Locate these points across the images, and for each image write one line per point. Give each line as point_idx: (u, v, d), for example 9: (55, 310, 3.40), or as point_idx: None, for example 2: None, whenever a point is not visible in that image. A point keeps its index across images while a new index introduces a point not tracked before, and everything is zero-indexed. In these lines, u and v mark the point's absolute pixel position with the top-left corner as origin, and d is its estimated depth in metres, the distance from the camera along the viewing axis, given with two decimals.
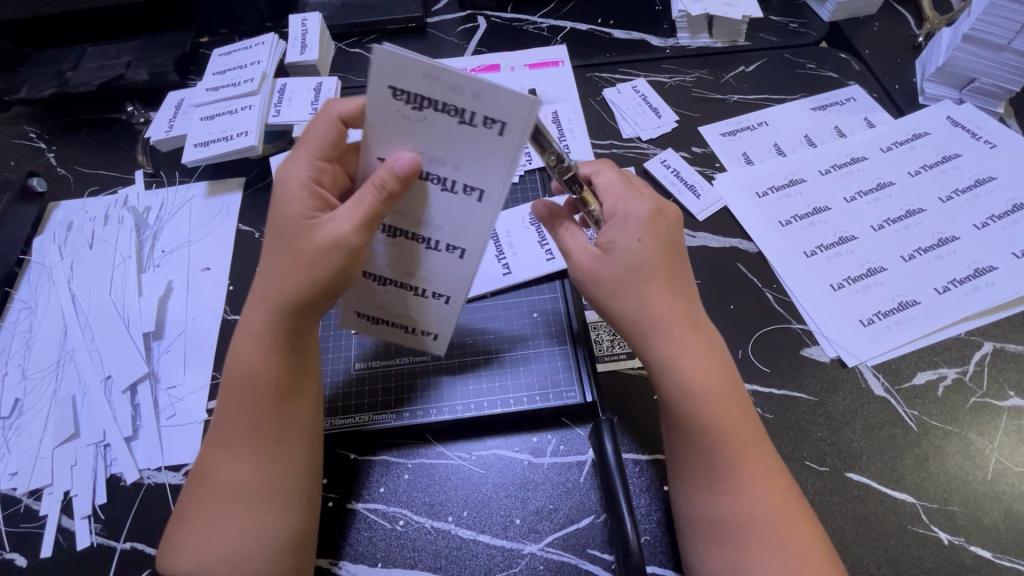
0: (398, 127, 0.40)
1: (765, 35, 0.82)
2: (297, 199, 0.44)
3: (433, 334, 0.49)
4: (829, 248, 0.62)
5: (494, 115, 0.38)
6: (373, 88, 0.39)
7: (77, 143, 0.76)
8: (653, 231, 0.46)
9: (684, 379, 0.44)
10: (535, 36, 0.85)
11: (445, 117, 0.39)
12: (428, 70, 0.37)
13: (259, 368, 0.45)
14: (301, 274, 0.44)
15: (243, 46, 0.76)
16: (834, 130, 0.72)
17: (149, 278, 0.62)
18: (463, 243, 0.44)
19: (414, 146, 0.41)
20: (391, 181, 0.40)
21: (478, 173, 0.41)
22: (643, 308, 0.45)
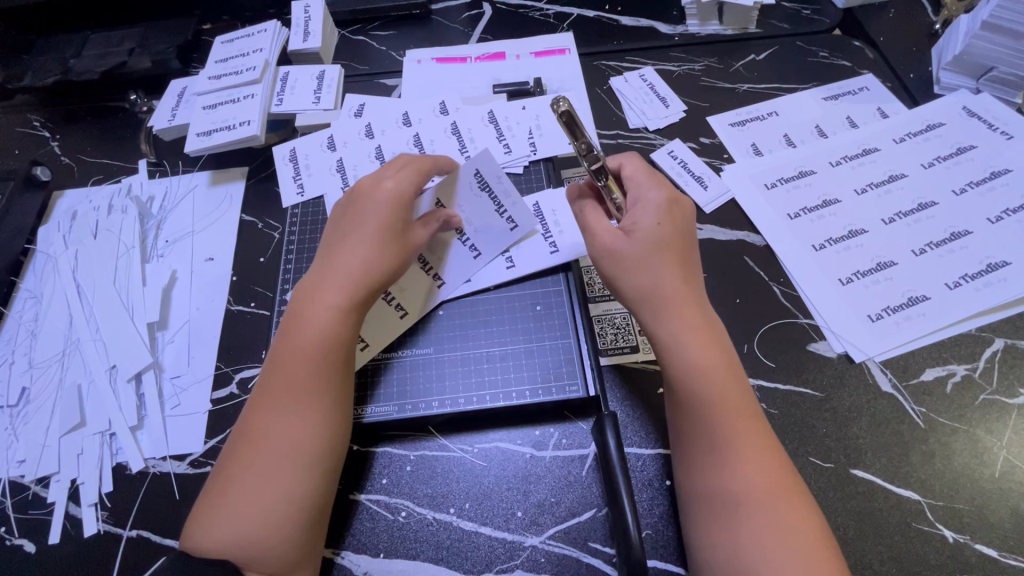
0: (460, 189, 0.54)
1: (777, 22, 0.80)
2: (389, 198, 0.50)
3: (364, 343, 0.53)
4: (838, 241, 0.61)
5: (517, 218, 0.55)
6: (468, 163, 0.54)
7: (81, 132, 0.76)
8: (671, 216, 0.48)
9: (694, 356, 0.44)
10: (541, 23, 0.83)
11: (489, 203, 0.55)
12: (503, 177, 0.54)
13: (327, 335, 0.46)
14: (390, 263, 0.49)
15: (246, 33, 0.75)
16: (846, 121, 0.70)
17: (153, 267, 0.62)
18: (447, 278, 0.56)
19: (460, 207, 0.55)
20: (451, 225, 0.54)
21: (486, 242, 0.56)
22: (657, 288, 0.46)
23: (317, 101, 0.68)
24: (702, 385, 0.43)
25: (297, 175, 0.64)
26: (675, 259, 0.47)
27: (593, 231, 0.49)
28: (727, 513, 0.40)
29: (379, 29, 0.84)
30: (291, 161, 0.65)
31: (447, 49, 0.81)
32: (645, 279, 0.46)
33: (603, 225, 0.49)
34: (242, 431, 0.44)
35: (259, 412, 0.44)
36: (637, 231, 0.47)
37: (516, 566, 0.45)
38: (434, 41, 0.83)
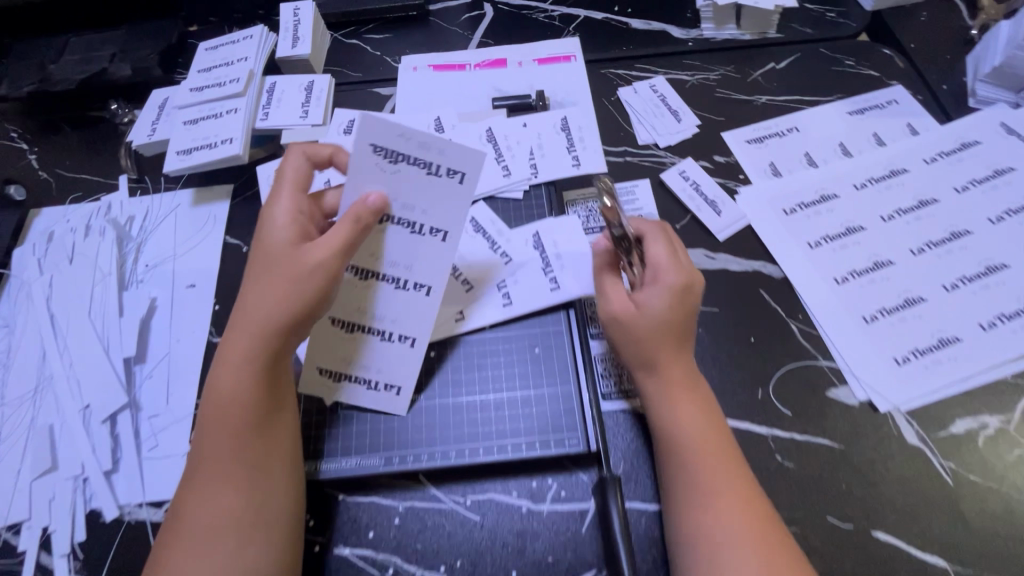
0: (373, 176, 0.42)
1: (799, 26, 0.75)
2: (277, 230, 0.44)
3: (395, 386, 0.48)
4: (862, 274, 0.56)
5: (456, 165, 0.42)
6: (356, 145, 0.41)
7: (60, 143, 0.72)
8: (681, 299, 0.44)
9: (676, 416, 0.44)
10: (545, 27, 0.78)
11: (414, 169, 0.42)
12: (403, 131, 0.41)
13: (235, 395, 0.41)
14: (284, 296, 0.42)
15: (231, 39, 0.71)
16: (872, 138, 0.65)
17: (131, 295, 0.59)
18: (431, 281, 0.46)
19: (383, 190, 0.43)
20: (367, 217, 0.42)
21: (445, 217, 0.44)
22: (645, 353, 0.45)
23: (304, 116, 0.64)
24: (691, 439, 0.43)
25: None
26: (676, 331, 0.45)
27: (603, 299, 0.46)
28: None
29: (374, 32, 0.80)
30: None
31: (445, 55, 0.76)
32: (642, 345, 0.45)
33: (614, 296, 0.46)
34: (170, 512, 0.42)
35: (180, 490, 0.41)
36: (648, 311, 0.44)
37: None
38: (432, 45, 0.78)
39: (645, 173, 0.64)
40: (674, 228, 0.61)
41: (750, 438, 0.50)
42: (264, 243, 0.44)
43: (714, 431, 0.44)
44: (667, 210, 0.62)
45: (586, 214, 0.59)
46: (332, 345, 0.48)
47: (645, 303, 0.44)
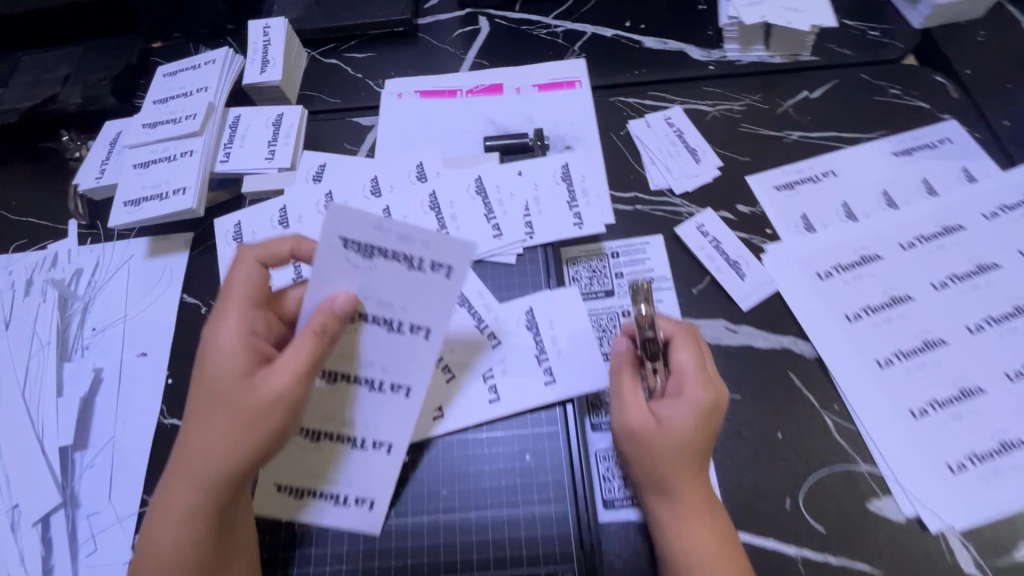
0: (342, 273, 0.36)
1: (837, 47, 0.66)
2: (223, 360, 0.36)
3: (369, 502, 0.40)
4: (910, 356, 0.48)
5: (443, 259, 0.35)
6: (323, 238, 0.35)
7: (7, 179, 0.65)
8: (708, 418, 0.38)
9: (682, 547, 0.37)
10: (547, 45, 0.69)
11: (392, 263, 0.36)
12: (378, 222, 0.35)
13: (179, 556, 0.35)
14: (235, 442, 0.35)
15: (191, 64, 0.63)
16: (921, 185, 0.57)
17: (73, 369, 0.52)
18: (412, 384, 0.39)
19: (355, 287, 0.36)
20: (334, 323, 0.36)
21: (429, 315, 0.37)
22: (649, 472, 0.38)
23: (270, 157, 0.56)
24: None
25: None
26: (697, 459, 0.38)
27: (621, 407, 0.39)
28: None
29: (355, 50, 0.71)
30: (236, 241, 0.54)
31: (434, 78, 0.68)
32: (651, 471, 0.38)
33: (634, 405, 0.39)
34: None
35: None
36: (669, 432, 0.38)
37: None
38: (420, 64, 0.70)
39: (658, 226, 0.56)
40: (691, 293, 0.53)
41: (775, 560, 0.42)
42: (203, 376, 0.36)
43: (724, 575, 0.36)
44: (683, 271, 0.54)
45: (592, 271, 0.53)
46: (299, 461, 0.40)
47: (668, 422, 0.38)
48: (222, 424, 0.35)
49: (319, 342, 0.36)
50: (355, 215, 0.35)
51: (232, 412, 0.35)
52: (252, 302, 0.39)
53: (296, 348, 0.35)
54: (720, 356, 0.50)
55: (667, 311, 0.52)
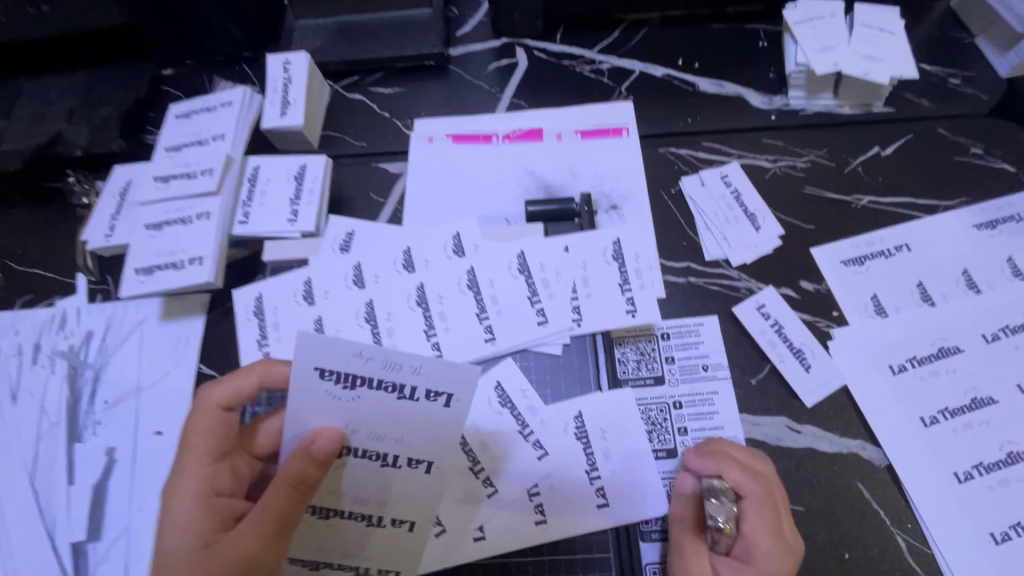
0: (327, 407, 0.35)
1: (913, 97, 0.59)
2: (194, 523, 0.37)
3: None
4: (992, 469, 0.44)
5: (436, 386, 0.35)
6: (298, 371, 0.35)
7: (13, 224, 0.61)
8: None
9: None
10: (591, 84, 0.64)
11: (378, 392, 0.35)
12: (360, 349, 0.34)
13: None
14: None
15: (206, 105, 0.58)
16: (1008, 266, 0.51)
17: (85, 449, 0.49)
18: (412, 515, 0.39)
19: (341, 421, 0.36)
20: (305, 478, 0.35)
21: (425, 442, 0.37)
22: None
23: (293, 220, 0.52)
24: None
25: (262, 338, 0.49)
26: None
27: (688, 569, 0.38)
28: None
29: (381, 84, 0.66)
30: (256, 317, 0.50)
31: (468, 120, 0.62)
32: None
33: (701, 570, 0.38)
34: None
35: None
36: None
37: None
38: (453, 103, 0.64)
39: (714, 304, 0.51)
40: (749, 383, 0.48)
41: None
42: (172, 544, 0.37)
43: None
44: (740, 358, 0.49)
45: (639, 354, 0.48)
46: None
47: None
48: None
49: (289, 498, 0.35)
50: (335, 348, 0.34)
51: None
52: (215, 458, 0.40)
53: (264, 508, 0.35)
54: (782, 460, 0.46)
55: (725, 406, 0.47)
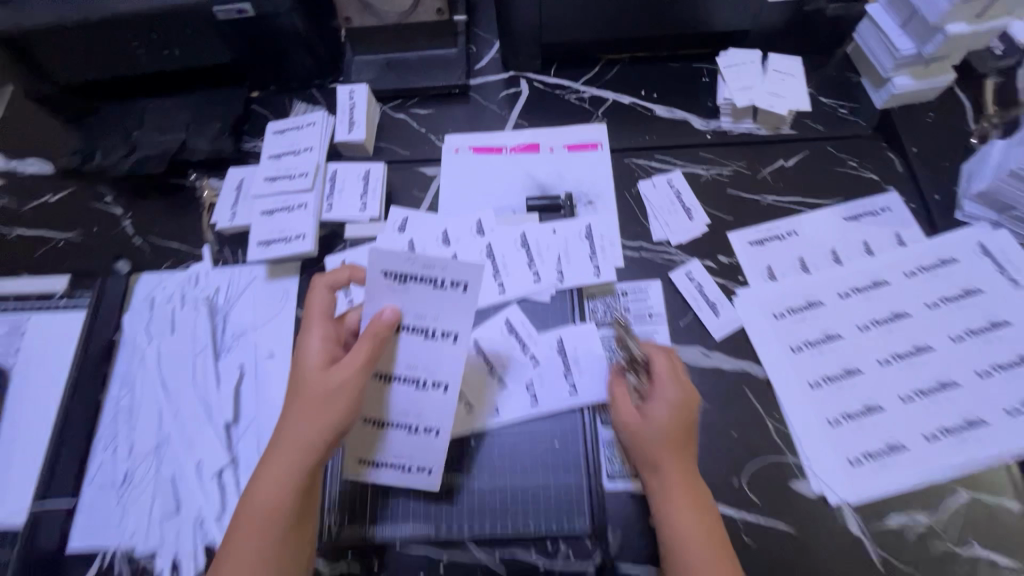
0: (388, 295, 0.54)
1: (811, 123, 0.81)
2: (309, 359, 0.56)
3: (427, 470, 0.61)
4: (834, 380, 0.67)
5: (459, 278, 0.53)
6: (370, 274, 0.53)
7: (150, 211, 0.83)
8: (682, 413, 0.57)
9: (676, 516, 0.54)
10: (576, 109, 0.85)
11: (421, 285, 0.54)
12: (409, 257, 0.53)
13: (271, 507, 0.51)
14: (317, 418, 0.53)
15: (296, 125, 0.80)
16: (862, 247, 0.73)
17: (225, 364, 0.71)
18: (446, 378, 0.57)
19: (397, 304, 0.54)
20: (384, 330, 0.53)
21: (453, 322, 0.55)
22: (652, 458, 0.56)
23: (363, 209, 0.74)
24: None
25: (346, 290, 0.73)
26: (675, 448, 0.56)
27: (619, 407, 0.59)
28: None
29: (418, 106, 0.87)
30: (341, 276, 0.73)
31: (484, 136, 0.84)
32: (643, 451, 0.57)
33: (628, 406, 0.59)
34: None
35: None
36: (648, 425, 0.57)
37: None
38: (472, 122, 0.86)
39: (656, 271, 0.73)
40: (678, 325, 0.70)
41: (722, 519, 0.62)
42: (298, 371, 0.56)
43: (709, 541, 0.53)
44: (673, 307, 0.71)
45: (607, 305, 0.70)
46: (365, 435, 0.59)
47: (651, 416, 0.57)
48: (311, 406, 0.53)
49: (373, 344, 0.53)
50: (391, 255, 0.53)
51: (310, 395, 0.53)
52: (327, 322, 0.58)
53: (359, 348, 0.53)
54: (697, 374, 0.68)
55: (660, 339, 0.69)
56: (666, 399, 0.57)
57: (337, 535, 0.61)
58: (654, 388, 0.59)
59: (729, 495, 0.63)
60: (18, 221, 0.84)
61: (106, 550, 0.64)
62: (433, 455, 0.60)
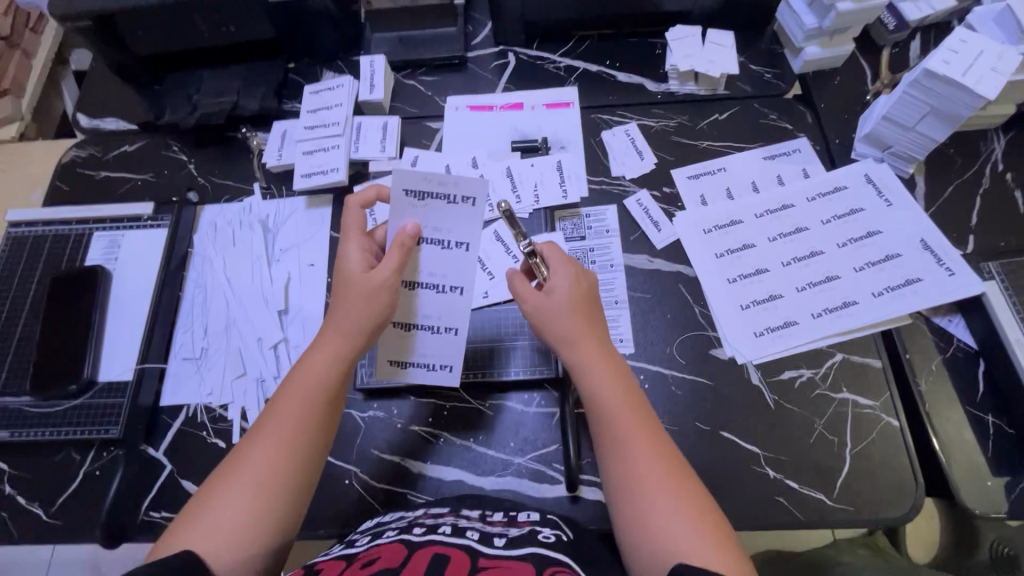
0: (410, 211, 0.67)
1: (742, 85, 1.00)
2: (351, 267, 0.70)
3: (449, 368, 0.76)
4: (747, 276, 0.86)
5: (467, 194, 0.65)
6: (394, 193, 0.65)
7: (209, 157, 1.03)
8: (578, 288, 0.71)
9: (595, 379, 0.68)
10: (554, 76, 1.05)
11: (436, 201, 0.66)
12: (426, 177, 0.65)
13: (321, 376, 0.68)
14: (359, 311, 0.68)
15: (329, 86, 0.99)
16: (776, 179, 0.93)
17: (276, 270, 0.92)
18: (460, 284, 0.71)
19: (417, 219, 0.67)
20: (408, 241, 0.66)
21: (465, 232, 0.68)
22: (563, 331, 0.69)
23: (383, 150, 0.95)
24: (610, 409, 0.66)
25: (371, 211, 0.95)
26: (581, 314, 0.70)
27: (523, 293, 0.72)
28: (661, 525, 0.59)
29: (425, 75, 1.07)
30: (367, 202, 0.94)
31: (478, 97, 1.04)
32: (550, 324, 0.70)
33: (530, 291, 0.71)
34: (231, 455, 0.64)
35: (244, 441, 0.65)
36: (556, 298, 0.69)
37: (508, 472, 0.79)
38: (469, 87, 1.06)
39: (614, 199, 0.93)
40: (629, 239, 0.90)
41: (657, 376, 0.82)
42: (343, 274, 0.70)
43: (624, 393, 0.67)
44: (625, 226, 0.91)
45: (574, 224, 0.91)
46: (395, 336, 0.74)
47: (552, 292, 0.70)
48: (355, 301, 0.68)
49: (401, 253, 0.66)
50: (411, 176, 0.65)
51: (354, 293, 0.68)
52: (363, 236, 0.72)
53: (390, 258, 0.67)
54: (641, 275, 0.88)
55: (615, 248, 0.90)
56: (566, 274, 0.71)
57: (368, 383, 0.83)
58: (553, 270, 0.72)
59: (663, 359, 0.83)
60: (103, 166, 1.04)
61: (190, 404, 0.84)
62: (453, 351, 0.75)
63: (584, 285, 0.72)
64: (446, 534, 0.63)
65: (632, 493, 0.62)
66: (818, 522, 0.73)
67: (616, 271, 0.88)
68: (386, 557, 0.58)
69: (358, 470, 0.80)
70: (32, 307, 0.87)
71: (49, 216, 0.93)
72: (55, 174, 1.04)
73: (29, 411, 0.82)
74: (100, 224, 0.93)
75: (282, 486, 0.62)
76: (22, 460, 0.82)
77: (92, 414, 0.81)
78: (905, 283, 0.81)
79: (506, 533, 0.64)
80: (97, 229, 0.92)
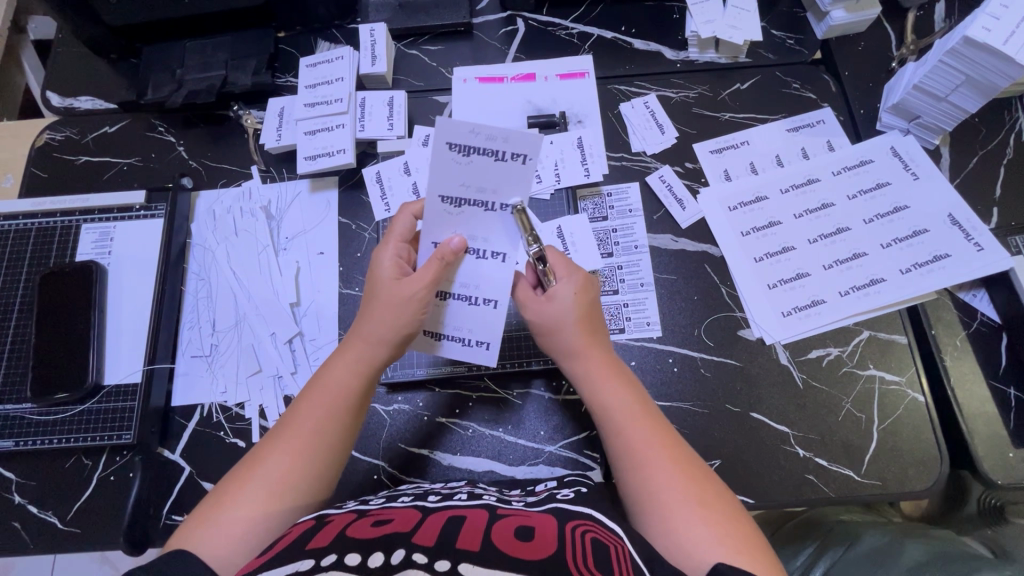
0: (451, 166, 0.57)
1: (764, 52, 0.96)
2: (386, 272, 0.67)
3: (486, 343, 0.69)
4: (773, 255, 0.85)
5: (520, 151, 0.55)
6: (436, 146, 0.56)
7: (198, 137, 0.95)
8: (585, 290, 0.68)
9: (609, 387, 0.65)
10: (566, 44, 0.98)
11: (483, 157, 0.56)
12: (473, 127, 0.55)
13: (343, 384, 0.64)
14: (392, 317, 0.65)
15: (326, 58, 0.92)
16: (800, 151, 0.90)
17: (284, 261, 0.87)
18: (503, 250, 0.64)
19: (459, 177, 0.58)
20: (450, 254, 0.63)
21: (511, 193, 0.59)
22: (571, 341, 0.67)
23: (391, 128, 0.90)
24: (623, 416, 0.63)
25: (382, 195, 0.88)
26: (586, 322, 0.67)
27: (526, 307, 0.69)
28: (672, 521, 0.55)
29: (429, 43, 1.00)
30: (378, 182, 0.89)
31: (487, 67, 0.97)
32: (561, 332, 0.67)
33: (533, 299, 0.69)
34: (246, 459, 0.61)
35: (262, 442, 0.62)
36: (559, 305, 0.67)
37: (539, 460, 0.78)
38: (476, 56, 0.99)
39: (635, 177, 0.90)
40: (652, 219, 0.88)
41: (685, 359, 0.81)
42: (375, 279, 0.67)
43: (638, 401, 0.65)
44: (647, 204, 0.88)
45: (595, 204, 0.88)
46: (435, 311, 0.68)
47: (558, 297, 0.67)
48: (386, 306, 0.65)
49: (440, 264, 0.63)
50: (456, 127, 0.55)
51: (386, 298, 0.65)
52: (402, 241, 0.69)
53: (428, 270, 0.63)
54: (666, 255, 0.86)
55: (639, 229, 0.87)
56: (572, 284, 0.68)
57: (392, 376, 0.81)
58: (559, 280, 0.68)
59: (693, 341, 0.82)
60: (83, 150, 0.96)
61: (204, 404, 0.81)
62: (489, 326, 0.68)
63: (592, 287, 0.69)
64: (462, 498, 0.64)
65: (654, 504, 0.57)
66: (846, 498, 0.75)
67: (640, 252, 0.86)
68: (402, 518, 0.57)
69: (385, 464, 0.78)
70: (23, 306, 0.82)
71: (31, 207, 0.86)
72: (31, 159, 0.96)
73: (31, 418, 0.78)
74: (87, 215, 0.86)
75: (296, 489, 0.58)
76: (31, 467, 0.78)
77: (100, 419, 0.77)
78: (932, 260, 0.81)
79: (525, 499, 0.66)
80: (84, 220, 0.86)
